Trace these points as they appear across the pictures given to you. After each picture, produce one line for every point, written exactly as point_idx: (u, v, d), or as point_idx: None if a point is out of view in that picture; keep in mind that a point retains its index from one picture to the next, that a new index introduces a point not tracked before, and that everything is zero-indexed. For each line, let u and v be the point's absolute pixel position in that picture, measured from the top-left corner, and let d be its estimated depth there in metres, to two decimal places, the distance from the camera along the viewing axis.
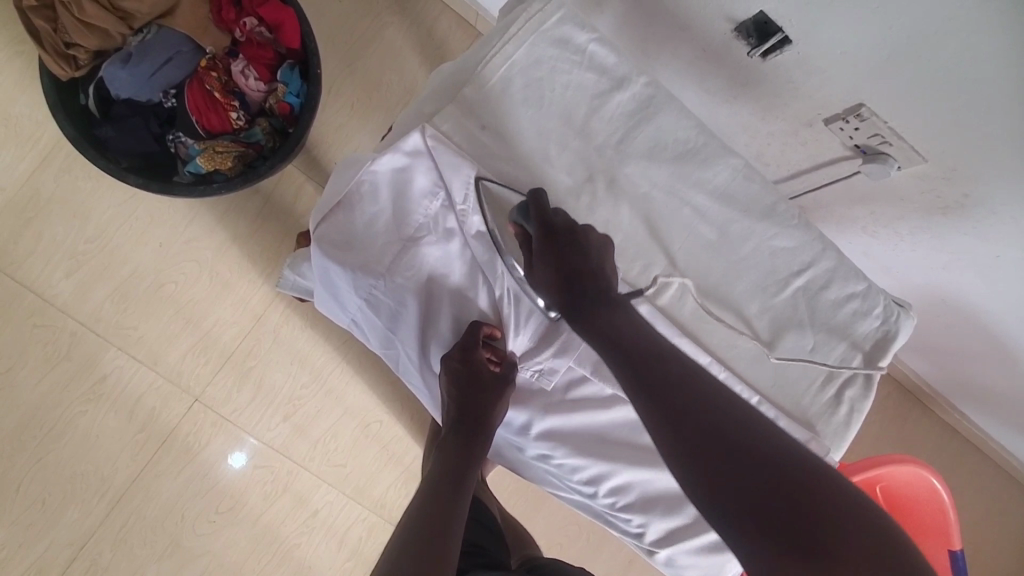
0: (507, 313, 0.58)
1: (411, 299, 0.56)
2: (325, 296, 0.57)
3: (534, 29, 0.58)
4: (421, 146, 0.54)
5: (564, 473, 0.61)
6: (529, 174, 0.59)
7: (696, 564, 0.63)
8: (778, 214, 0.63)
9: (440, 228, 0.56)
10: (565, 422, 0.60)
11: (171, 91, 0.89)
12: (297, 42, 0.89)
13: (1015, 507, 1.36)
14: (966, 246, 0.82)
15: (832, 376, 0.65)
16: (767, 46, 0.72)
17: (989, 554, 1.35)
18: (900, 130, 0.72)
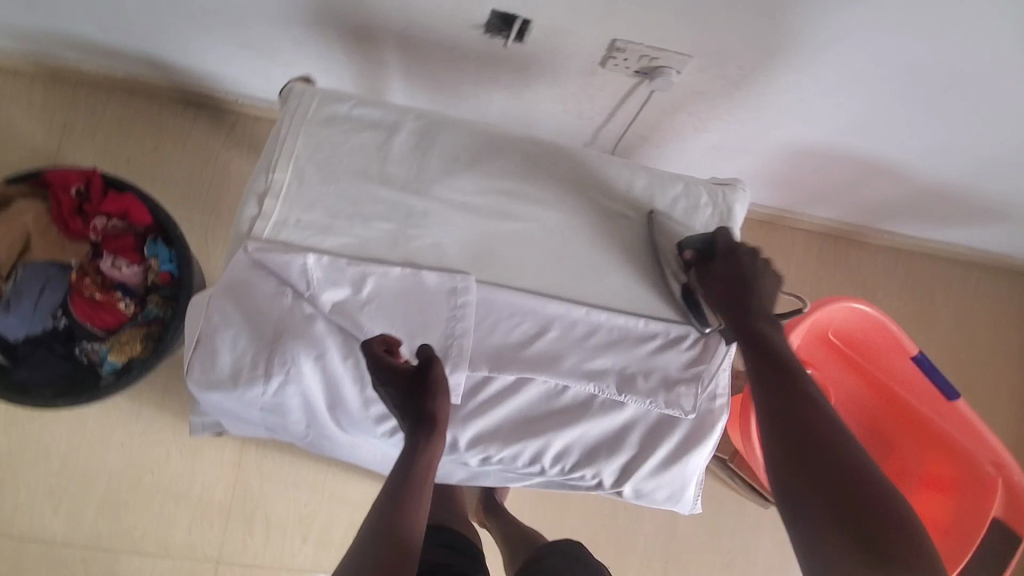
0: (392, 356, 0.62)
1: (298, 385, 0.60)
2: (231, 420, 0.63)
3: (300, 122, 0.66)
4: (252, 261, 0.61)
5: (508, 465, 0.67)
6: (354, 236, 0.65)
7: (659, 486, 0.69)
8: (578, 164, 0.70)
9: (299, 316, 0.62)
10: (484, 422, 0.65)
11: (60, 312, 0.95)
12: (148, 216, 0.96)
13: (964, 284, 1.49)
14: (771, 102, 0.91)
15: None
16: (515, 33, 0.81)
17: (959, 332, 1.48)
18: (655, 43, 0.80)
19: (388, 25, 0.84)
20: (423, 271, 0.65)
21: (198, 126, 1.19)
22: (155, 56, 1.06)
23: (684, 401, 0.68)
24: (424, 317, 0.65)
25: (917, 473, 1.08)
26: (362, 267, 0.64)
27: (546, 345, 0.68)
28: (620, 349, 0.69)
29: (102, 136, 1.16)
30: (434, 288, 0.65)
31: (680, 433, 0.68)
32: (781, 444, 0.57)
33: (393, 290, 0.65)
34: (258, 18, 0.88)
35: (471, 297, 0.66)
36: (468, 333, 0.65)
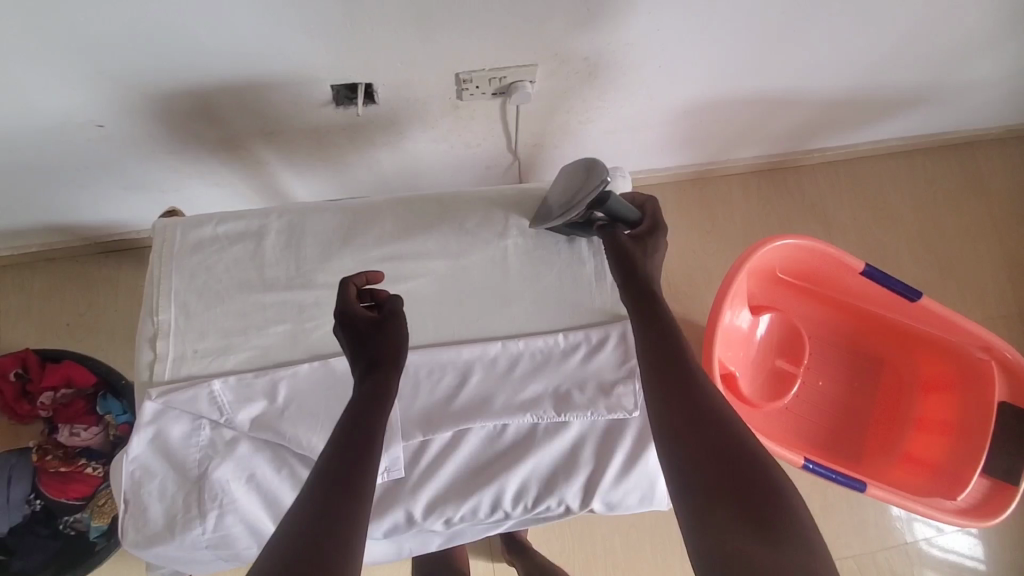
0: (323, 453, 0.62)
1: (236, 513, 0.60)
2: (186, 567, 0.62)
3: (169, 257, 0.66)
4: (159, 405, 0.61)
5: (473, 519, 0.65)
6: (254, 347, 0.65)
7: (629, 492, 0.67)
8: (449, 207, 0.70)
9: (219, 445, 0.61)
10: (433, 486, 0.64)
11: (34, 495, 0.97)
12: (90, 376, 0.97)
13: (908, 174, 1.48)
14: (637, 78, 0.91)
15: (601, 268, 0.71)
16: (363, 96, 0.82)
17: (920, 221, 1.47)
18: (496, 64, 0.80)
19: (246, 127, 0.85)
20: (330, 359, 0.65)
21: (124, 271, 1.21)
22: (56, 223, 1.08)
23: (625, 400, 0.67)
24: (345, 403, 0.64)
25: (914, 379, 1.06)
26: (270, 375, 0.64)
27: (473, 392, 0.67)
28: (549, 369, 0.68)
29: (37, 310, 1.18)
30: (345, 372, 0.65)
31: (632, 434, 0.67)
32: (675, 428, 0.52)
33: (306, 388, 0.64)
34: (125, 160, 0.89)
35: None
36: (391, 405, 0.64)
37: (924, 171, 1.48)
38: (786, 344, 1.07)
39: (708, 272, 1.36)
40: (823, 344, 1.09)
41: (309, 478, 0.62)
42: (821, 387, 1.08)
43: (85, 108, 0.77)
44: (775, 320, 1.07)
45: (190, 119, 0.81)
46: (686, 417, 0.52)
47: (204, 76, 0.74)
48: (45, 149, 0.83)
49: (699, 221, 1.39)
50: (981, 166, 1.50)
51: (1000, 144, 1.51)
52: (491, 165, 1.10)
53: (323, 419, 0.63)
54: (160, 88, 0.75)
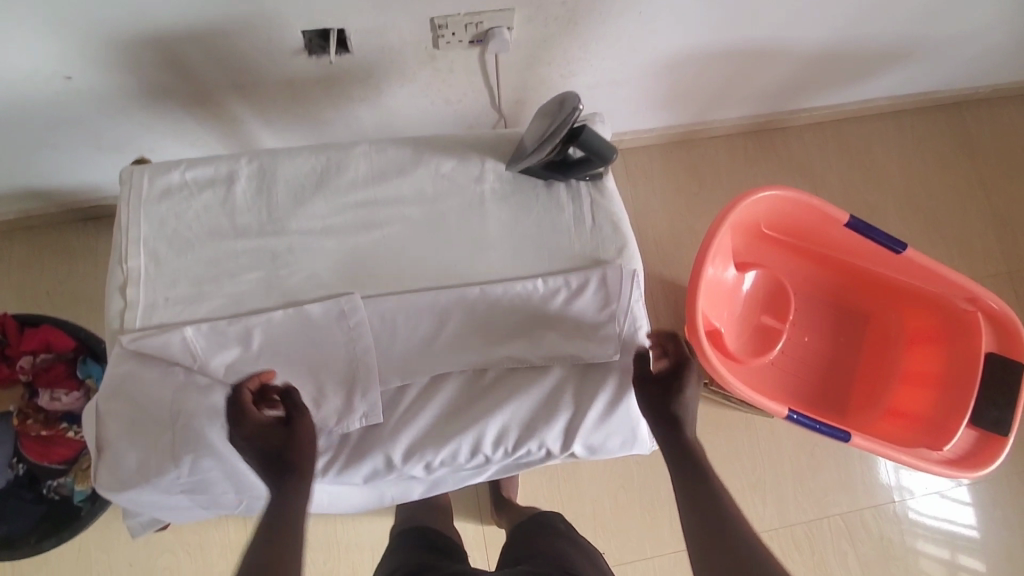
0: (298, 398, 0.60)
1: (211, 458, 0.59)
2: (164, 511, 0.63)
3: (136, 203, 0.65)
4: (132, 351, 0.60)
5: (452, 464, 0.65)
6: (225, 294, 0.64)
7: (609, 434, 0.67)
8: (425, 152, 0.69)
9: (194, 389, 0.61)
10: (413, 431, 0.64)
11: (16, 459, 0.96)
12: (70, 340, 0.97)
13: (896, 135, 1.47)
14: (619, 26, 0.88)
15: (580, 211, 0.70)
16: (335, 44, 0.79)
17: (909, 182, 1.46)
18: (471, 8, 0.78)
19: (217, 79, 0.83)
20: (304, 306, 0.63)
21: (104, 237, 1.19)
22: (30, 187, 1.06)
23: (604, 343, 0.67)
24: (322, 348, 0.64)
25: (901, 332, 1.06)
26: (242, 321, 0.62)
27: (449, 339, 0.66)
28: (529, 313, 0.67)
29: (16, 278, 1.17)
30: (320, 317, 0.63)
31: (613, 377, 0.67)
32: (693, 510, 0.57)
33: (281, 333, 0.63)
34: (95, 116, 0.87)
35: (360, 314, 0.63)
36: (369, 349, 0.64)
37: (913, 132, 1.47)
38: (770, 301, 1.06)
39: (697, 234, 1.35)
40: (807, 300, 1.08)
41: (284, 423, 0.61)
42: (807, 343, 1.08)
43: (48, 57, 0.74)
44: (760, 277, 1.06)
45: (158, 69, 0.79)
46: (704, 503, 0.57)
47: (169, 21, 0.71)
48: (10, 103, 0.81)
49: (688, 183, 1.37)
50: (971, 125, 1.49)
51: (990, 104, 1.50)
52: (473, 122, 1.08)
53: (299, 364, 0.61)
54: (124, 35, 0.72)
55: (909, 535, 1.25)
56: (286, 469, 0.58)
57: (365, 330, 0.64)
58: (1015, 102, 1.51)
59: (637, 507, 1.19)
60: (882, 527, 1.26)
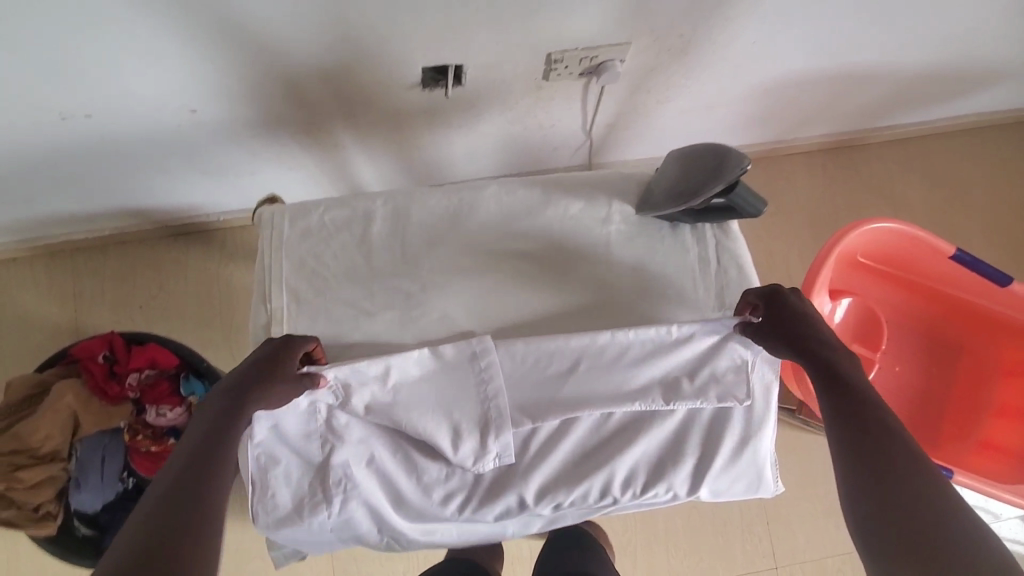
0: (436, 439, 0.62)
1: (358, 497, 0.62)
2: (309, 543, 0.66)
3: (278, 244, 0.67)
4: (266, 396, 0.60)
5: (581, 504, 0.66)
6: (362, 334, 0.65)
7: (735, 480, 0.68)
8: (552, 194, 0.70)
9: (338, 430, 0.62)
10: (544, 473, 0.65)
11: (126, 471, 1.00)
12: (173, 357, 1.00)
13: (979, 152, 1.42)
14: (726, 55, 0.87)
15: (705, 254, 0.70)
16: (452, 78, 0.80)
17: (990, 202, 1.42)
18: (589, 44, 0.78)
19: (331, 111, 0.85)
20: (440, 346, 0.63)
21: (193, 254, 1.22)
22: (131, 207, 1.09)
23: (734, 392, 0.65)
24: (456, 390, 0.63)
25: (994, 366, 1.04)
26: (377, 360, 0.61)
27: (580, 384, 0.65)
28: (662, 358, 0.65)
29: (111, 293, 1.20)
30: (456, 358, 0.63)
31: (739, 422, 0.66)
32: (861, 470, 0.49)
33: (416, 373, 0.62)
34: (208, 144, 0.89)
35: (494, 358, 0.63)
36: (500, 393, 0.63)
37: (997, 150, 1.43)
38: (865, 331, 1.04)
39: (772, 254, 1.34)
40: (900, 331, 1.06)
41: (422, 462, 0.64)
42: (896, 373, 1.06)
43: (180, 94, 0.76)
44: (854, 306, 1.04)
45: (279, 103, 0.81)
46: (879, 466, 0.48)
47: (302, 61, 0.73)
48: (135, 135, 0.83)
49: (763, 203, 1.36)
50: None
51: None
52: (560, 145, 1.08)
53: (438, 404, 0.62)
54: (256, 72, 0.74)
55: None
56: (228, 429, 0.50)
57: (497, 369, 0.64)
58: None
59: (708, 529, 1.20)
60: None
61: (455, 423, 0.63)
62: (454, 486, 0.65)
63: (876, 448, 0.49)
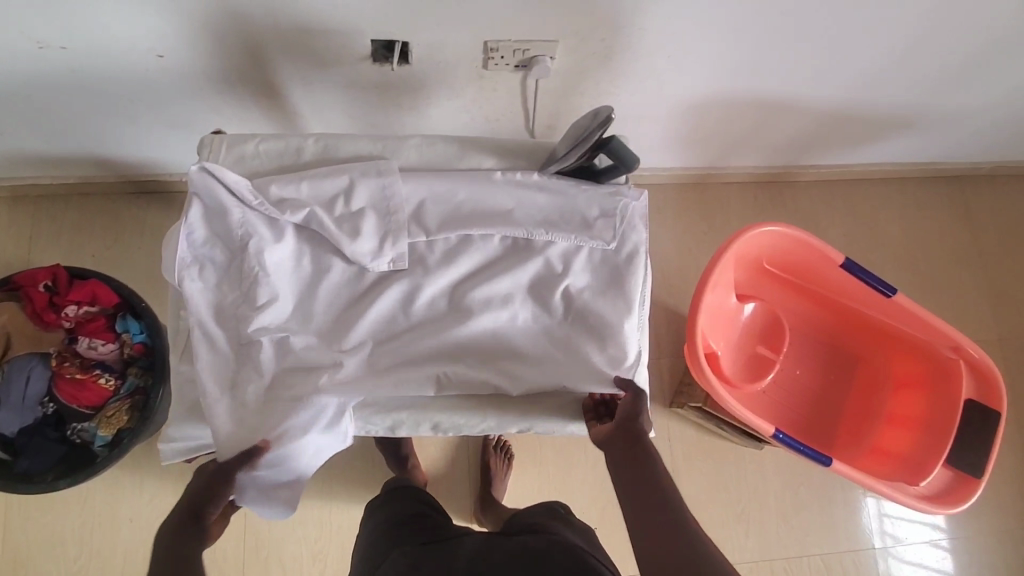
0: (342, 240, 0.73)
1: (274, 308, 0.73)
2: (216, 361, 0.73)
3: None
4: (196, 186, 0.70)
5: (455, 388, 0.75)
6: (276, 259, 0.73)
7: (599, 312, 0.75)
8: (469, 150, 0.78)
9: (260, 236, 0.72)
10: (430, 346, 0.75)
11: (47, 399, 1.03)
12: (114, 296, 1.04)
13: (897, 199, 1.56)
14: (646, 68, 1.00)
15: (602, 209, 0.75)
16: (398, 55, 0.90)
17: (904, 244, 1.54)
18: (521, 37, 0.89)
19: (289, 75, 0.94)
20: (344, 168, 0.73)
21: (153, 212, 1.28)
22: (99, 155, 1.15)
23: (607, 232, 0.75)
24: (363, 207, 0.74)
25: (888, 378, 1.12)
26: (293, 176, 0.73)
27: (474, 203, 0.75)
28: (550, 197, 0.75)
29: (67, 240, 1.25)
30: (360, 175, 0.73)
31: (602, 260, 0.76)
32: (641, 509, 0.63)
33: (328, 192, 0.73)
34: (178, 97, 0.97)
35: (396, 184, 0.73)
36: (403, 206, 0.74)
37: (912, 200, 1.57)
38: (765, 333, 1.13)
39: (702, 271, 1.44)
40: (803, 337, 1.15)
41: (323, 303, 0.76)
42: (800, 375, 1.14)
43: (150, 40, 0.85)
44: (759, 309, 1.14)
45: (242, 61, 0.90)
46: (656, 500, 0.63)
47: (262, 20, 0.83)
48: (110, 77, 0.92)
49: (697, 223, 1.47)
50: (967, 198, 1.58)
51: (988, 181, 1.60)
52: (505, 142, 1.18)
53: (350, 207, 0.73)
54: (220, 25, 0.83)
55: None
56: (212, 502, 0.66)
57: (395, 185, 0.73)
58: (1011, 182, 1.60)
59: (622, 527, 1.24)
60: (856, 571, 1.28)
61: (361, 232, 0.73)
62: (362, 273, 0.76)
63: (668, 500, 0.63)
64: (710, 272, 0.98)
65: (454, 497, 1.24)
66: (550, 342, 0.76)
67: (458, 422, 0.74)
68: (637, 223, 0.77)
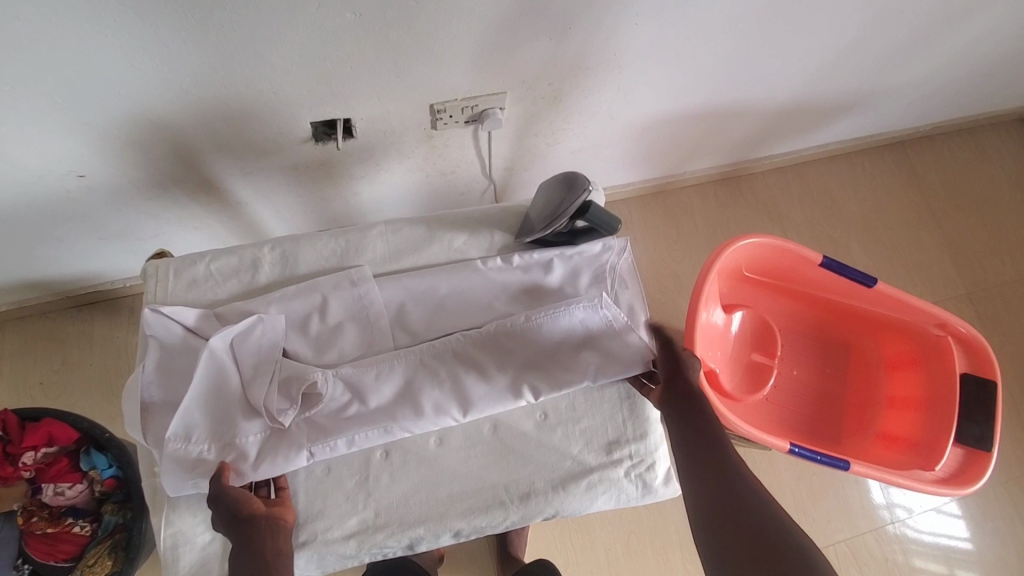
0: (314, 378, 0.67)
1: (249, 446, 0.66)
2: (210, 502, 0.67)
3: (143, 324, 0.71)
4: (155, 331, 0.67)
5: (469, 487, 0.69)
6: (258, 387, 0.67)
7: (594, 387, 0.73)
8: (435, 230, 0.76)
9: (228, 368, 0.67)
10: (434, 449, 0.70)
11: (20, 560, 0.97)
12: (72, 432, 0.93)
13: (850, 175, 1.59)
14: (598, 99, 0.96)
15: (583, 277, 0.74)
16: (342, 132, 0.85)
17: (865, 216, 1.57)
18: (466, 94, 0.85)
19: (226, 170, 0.87)
20: (314, 284, 0.72)
21: (100, 324, 1.18)
22: (28, 278, 1.06)
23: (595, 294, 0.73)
24: (340, 319, 0.71)
25: (880, 360, 1.13)
26: (259, 300, 0.70)
27: (455, 290, 0.73)
28: (528, 274, 0.73)
29: (6, 371, 1.14)
30: (334, 288, 0.71)
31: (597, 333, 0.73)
32: (691, 452, 0.65)
33: (300, 311, 0.71)
34: (106, 209, 0.89)
35: (373, 291, 0.71)
36: (382, 313, 0.71)
37: (864, 173, 1.60)
38: (757, 340, 1.12)
39: (680, 278, 1.43)
40: (792, 335, 1.16)
41: (306, 431, 0.66)
42: (797, 374, 1.15)
43: (64, 159, 0.77)
44: (747, 317, 1.13)
45: (171, 165, 0.83)
46: (710, 447, 0.64)
47: (187, 122, 0.76)
48: (26, 204, 0.83)
49: (666, 233, 1.46)
50: (914, 161, 1.63)
51: (929, 141, 1.64)
52: (465, 191, 1.13)
53: (325, 320, 0.71)
54: (141, 134, 0.76)
55: (911, 554, 1.28)
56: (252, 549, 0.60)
57: (369, 294, 0.71)
58: (951, 139, 1.65)
59: (652, 555, 1.17)
60: (883, 548, 1.29)
61: (342, 348, 0.70)
62: (342, 397, 0.68)
63: (717, 449, 0.64)
64: (695, 299, 0.96)
65: (475, 563, 1.16)
66: (559, 417, 0.72)
67: (480, 523, 0.68)
68: (627, 287, 0.75)
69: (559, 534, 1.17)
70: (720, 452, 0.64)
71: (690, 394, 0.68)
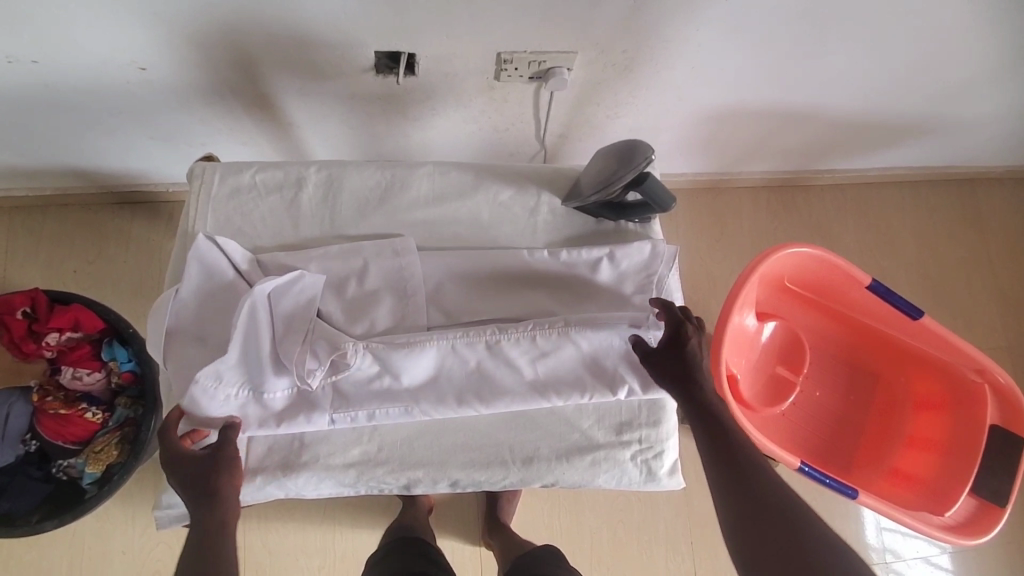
0: (346, 348, 0.65)
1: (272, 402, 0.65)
2: None
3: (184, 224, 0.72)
4: (201, 261, 0.66)
5: (473, 441, 0.69)
6: (290, 345, 0.65)
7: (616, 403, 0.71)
8: (482, 179, 0.75)
9: (260, 323, 0.65)
10: None
11: (28, 436, 0.99)
12: (98, 321, 0.96)
13: (912, 204, 1.52)
14: (668, 76, 0.92)
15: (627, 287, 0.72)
16: (404, 67, 0.83)
17: (919, 249, 1.50)
18: (536, 48, 0.82)
19: (283, 88, 0.86)
20: (359, 243, 0.71)
21: (137, 224, 1.20)
22: (76, 166, 1.07)
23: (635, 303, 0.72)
24: (377, 287, 0.70)
25: (907, 397, 1.09)
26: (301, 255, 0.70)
27: (496, 271, 0.72)
28: (573, 276, 0.72)
29: (45, 254, 1.17)
30: (379, 254, 0.70)
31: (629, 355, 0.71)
32: (719, 470, 0.61)
33: (340, 272, 0.70)
34: (161, 109, 0.90)
35: (414, 264, 0.70)
36: (419, 291, 0.70)
37: (927, 204, 1.52)
38: (786, 352, 1.08)
39: (714, 278, 1.39)
40: (822, 354, 1.12)
41: (330, 395, 0.66)
42: (818, 396, 1.11)
43: (127, 49, 0.77)
44: (779, 328, 1.09)
45: (230, 72, 0.82)
46: (738, 466, 0.61)
47: (252, 31, 0.75)
48: (86, 90, 0.84)
49: (709, 231, 1.42)
50: (982, 201, 1.54)
51: (1003, 184, 1.55)
52: (515, 151, 1.11)
53: (363, 272, 0.70)
54: (206, 36, 0.76)
55: None
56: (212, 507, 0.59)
57: (412, 269, 0.70)
58: None
59: (636, 547, 1.17)
60: None
61: (375, 317, 0.69)
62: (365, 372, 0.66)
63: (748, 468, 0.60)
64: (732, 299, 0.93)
65: (461, 521, 1.17)
66: None
67: (479, 478, 0.69)
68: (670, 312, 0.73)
69: (548, 508, 1.17)
70: (750, 472, 0.60)
71: (708, 405, 0.64)
